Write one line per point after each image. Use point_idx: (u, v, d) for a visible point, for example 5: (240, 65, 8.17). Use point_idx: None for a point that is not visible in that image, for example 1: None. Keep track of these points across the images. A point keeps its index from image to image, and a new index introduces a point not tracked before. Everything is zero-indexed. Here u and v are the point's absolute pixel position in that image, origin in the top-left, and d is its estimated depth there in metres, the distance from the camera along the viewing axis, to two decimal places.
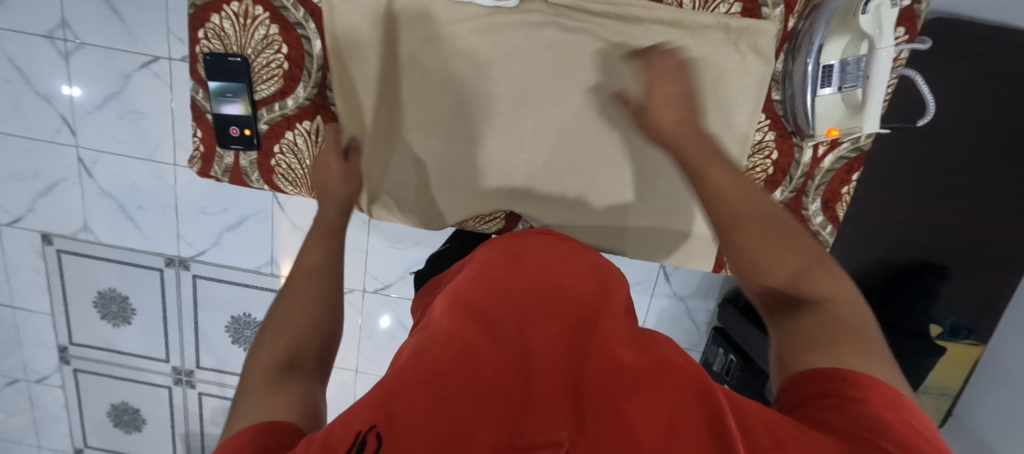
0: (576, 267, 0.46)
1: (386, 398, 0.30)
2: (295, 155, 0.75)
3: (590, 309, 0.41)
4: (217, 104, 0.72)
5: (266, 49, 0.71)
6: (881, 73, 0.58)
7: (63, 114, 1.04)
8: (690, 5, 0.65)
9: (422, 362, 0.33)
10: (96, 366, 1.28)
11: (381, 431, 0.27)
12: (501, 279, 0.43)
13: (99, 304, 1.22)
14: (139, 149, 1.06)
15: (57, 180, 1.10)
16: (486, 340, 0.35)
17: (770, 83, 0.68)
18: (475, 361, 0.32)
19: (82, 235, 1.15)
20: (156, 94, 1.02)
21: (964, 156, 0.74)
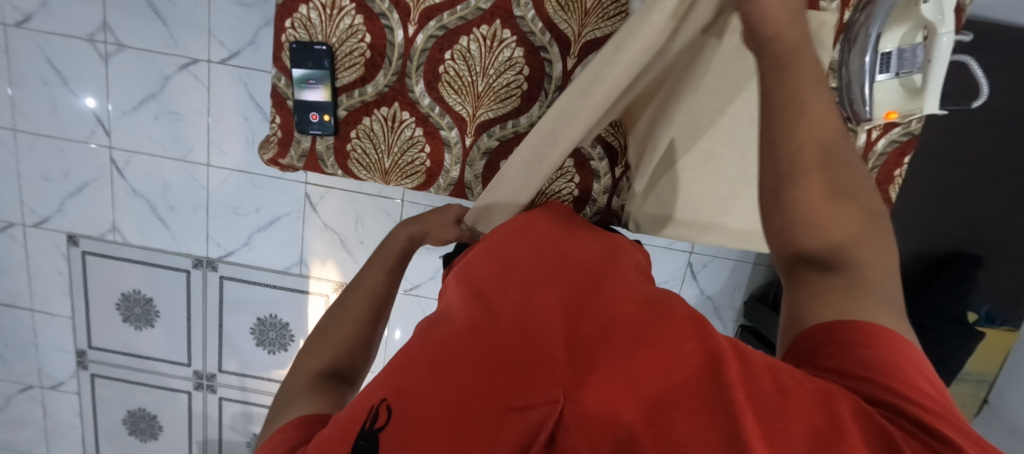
0: (578, 254, 0.49)
1: (400, 378, 0.36)
2: (374, 142, 0.73)
3: (592, 282, 0.43)
4: (299, 90, 0.68)
5: (350, 38, 0.68)
6: (942, 56, 0.60)
7: (99, 115, 1.05)
8: None
9: (430, 344, 0.38)
10: (114, 371, 1.25)
11: (393, 405, 0.34)
12: (502, 270, 0.47)
13: (122, 306, 1.20)
14: (175, 149, 1.07)
15: (87, 181, 1.10)
16: (486, 319, 0.39)
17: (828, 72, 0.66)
18: (478, 337, 0.37)
19: (109, 236, 1.14)
20: (195, 95, 1.04)
21: (992, 150, 0.78)
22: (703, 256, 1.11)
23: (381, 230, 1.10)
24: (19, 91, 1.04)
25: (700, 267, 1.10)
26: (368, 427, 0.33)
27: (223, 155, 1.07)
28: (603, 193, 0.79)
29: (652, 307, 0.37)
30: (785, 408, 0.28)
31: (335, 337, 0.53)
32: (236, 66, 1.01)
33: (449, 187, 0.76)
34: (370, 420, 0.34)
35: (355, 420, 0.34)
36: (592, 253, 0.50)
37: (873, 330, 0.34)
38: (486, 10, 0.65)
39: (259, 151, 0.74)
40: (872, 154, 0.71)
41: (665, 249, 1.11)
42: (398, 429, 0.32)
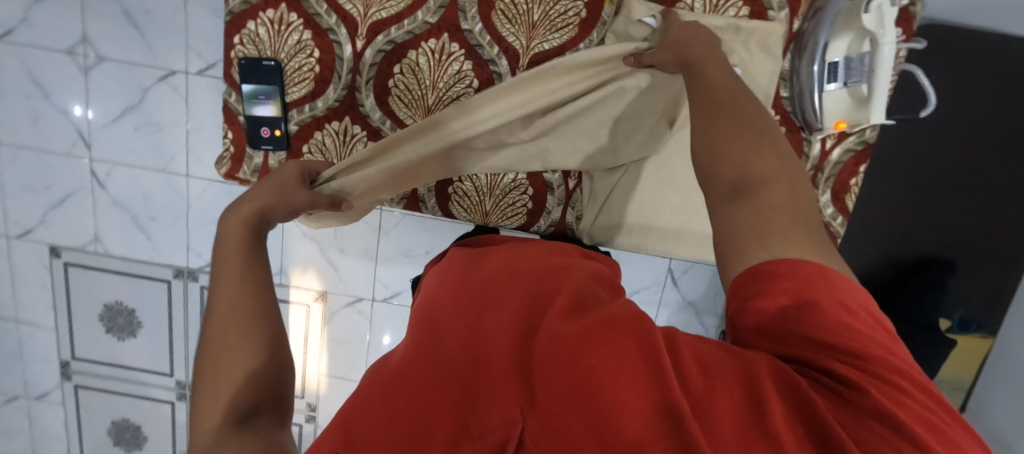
0: (532, 252, 0.43)
1: (353, 430, 0.33)
2: (325, 157, 0.73)
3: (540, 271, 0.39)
4: (249, 105, 0.70)
5: (299, 54, 0.68)
6: (884, 67, 0.57)
7: (79, 128, 1.06)
8: (701, 8, 0.64)
9: (384, 381, 0.36)
10: (99, 381, 1.26)
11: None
12: (459, 283, 0.42)
13: (105, 317, 1.21)
14: (154, 160, 1.08)
15: (70, 192, 1.11)
16: (433, 339, 0.36)
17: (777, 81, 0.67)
18: (429, 366, 0.34)
19: (92, 248, 1.15)
20: (173, 107, 1.04)
21: (963, 156, 0.77)
22: (683, 262, 1.10)
23: (360, 239, 1.10)
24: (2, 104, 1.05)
25: (681, 273, 1.09)
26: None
27: (202, 166, 1.08)
28: (557, 205, 0.79)
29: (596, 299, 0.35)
30: (713, 388, 0.26)
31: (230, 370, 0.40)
32: (213, 77, 1.01)
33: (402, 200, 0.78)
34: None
35: None
36: (542, 246, 0.47)
37: (805, 274, 0.31)
38: (433, 23, 0.66)
39: (215, 167, 0.74)
40: (828, 164, 0.70)
41: (645, 255, 1.10)
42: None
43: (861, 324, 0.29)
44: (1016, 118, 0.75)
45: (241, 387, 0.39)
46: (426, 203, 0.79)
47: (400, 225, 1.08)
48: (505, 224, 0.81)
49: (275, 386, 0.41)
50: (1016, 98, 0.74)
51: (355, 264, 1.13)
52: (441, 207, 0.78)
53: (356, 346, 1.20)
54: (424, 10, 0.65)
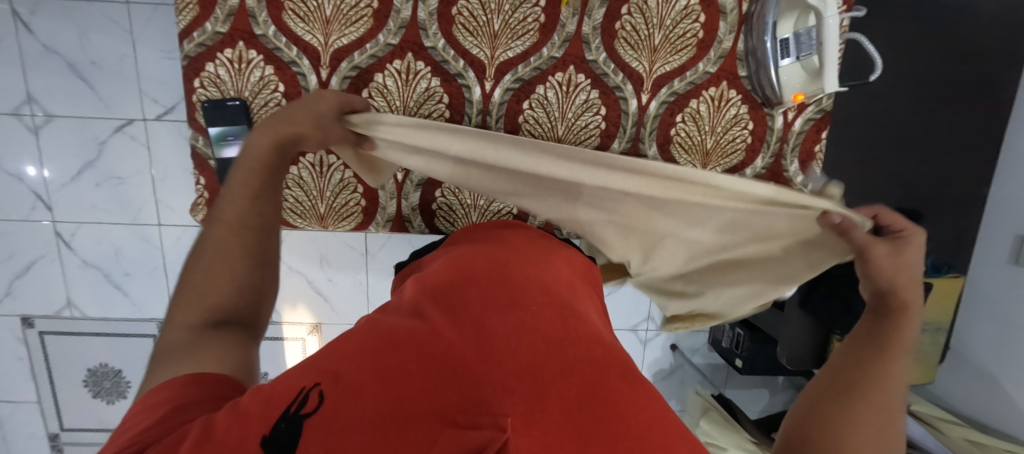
0: (536, 269, 0.51)
1: (340, 364, 0.33)
2: (304, 189, 0.72)
3: (559, 313, 0.42)
4: (218, 147, 0.68)
5: (264, 90, 0.67)
6: (831, 39, 0.59)
7: (38, 191, 1.02)
8: (654, 0, 0.65)
9: (383, 333, 0.36)
10: (91, 450, 1.20)
11: (325, 389, 0.30)
12: (460, 276, 0.47)
13: (90, 382, 1.16)
14: (121, 214, 1.04)
15: (33, 259, 1.06)
16: (447, 328, 0.38)
17: (733, 60, 0.69)
18: (435, 342, 0.35)
19: (66, 313, 1.10)
20: (134, 157, 1.01)
21: (915, 110, 0.81)
22: None
23: (347, 265, 1.09)
24: None
25: None
26: (288, 410, 0.29)
27: (174, 212, 1.05)
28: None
29: (608, 365, 0.36)
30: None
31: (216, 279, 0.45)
32: (174, 121, 0.99)
33: (387, 223, 0.76)
34: (296, 403, 0.29)
35: (280, 399, 0.29)
36: (556, 282, 0.50)
37: None
38: (395, 44, 0.66)
39: (191, 214, 0.73)
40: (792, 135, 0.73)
41: None
42: (321, 419, 0.28)
43: None
44: (954, 69, 0.80)
45: (216, 306, 0.44)
46: (412, 224, 0.77)
47: (387, 246, 1.08)
48: None
49: (249, 314, 0.46)
50: (952, 49, 0.79)
51: (346, 290, 1.11)
52: (428, 225, 0.77)
53: None
54: (384, 32, 0.65)
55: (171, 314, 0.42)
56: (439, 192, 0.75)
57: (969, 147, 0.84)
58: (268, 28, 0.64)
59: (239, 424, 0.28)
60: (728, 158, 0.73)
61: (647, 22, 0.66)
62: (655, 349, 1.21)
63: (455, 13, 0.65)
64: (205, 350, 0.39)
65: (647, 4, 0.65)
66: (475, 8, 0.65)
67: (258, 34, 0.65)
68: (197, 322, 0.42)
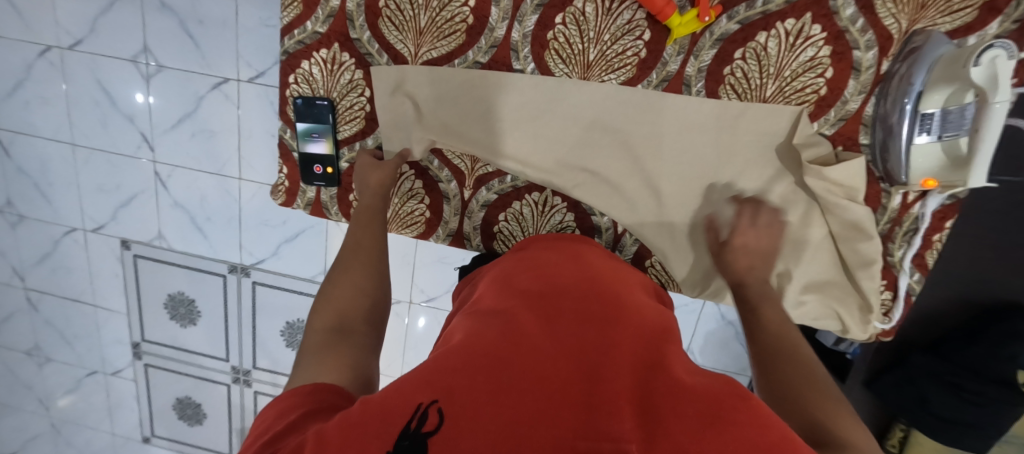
0: (612, 289, 0.53)
1: (452, 381, 0.36)
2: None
3: (647, 345, 0.44)
4: (304, 142, 0.73)
5: (351, 93, 0.71)
6: (995, 127, 0.49)
7: (144, 132, 1.13)
8: (775, 48, 0.57)
9: (484, 351, 0.40)
10: (163, 362, 1.37)
11: (443, 406, 0.34)
12: (545, 293, 0.51)
13: (169, 305, 1.31)
14: (210, 164, 1.13)
15: (135, 193, 1.19)
16: (546, 348, 0.41)
17: (855, 125, 0.59)
18: (536, 364, 0.38)
19: (156, 242, 1.24)
20: (226, 114, 1.08)
21: None
22: None
23: (398, 243, 1.12)
24: (76, 109, 1.13)
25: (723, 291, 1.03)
26: (409, 427, 0.32)
27: (253, 171, 1.12)
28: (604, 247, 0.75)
29: (701, 383, 0.39)
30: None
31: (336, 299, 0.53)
32: (263, 86, 1.04)
33: (447, 236, 0.78)
34: (418, 419, 0.33)
35: (403, 414, 0.33)
36: (629, 300, 0.52)
37: None
38: (483, 63, 0.66)
39: (271, 198, 0.79)
40: (908, 217, 0.60)
41: None
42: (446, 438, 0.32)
43: None
44: None
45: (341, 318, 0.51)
46: (470, 242, 0.78)
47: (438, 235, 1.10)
48: None
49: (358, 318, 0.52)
50: None
51: (394, 268, 1.15)
52: (484, 245, 0.78)
53: (393, 344, 1.24)
54: (475, 49, 0.66)
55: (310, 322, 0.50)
56: (502, 216, 0.75)
57: None
58: (363, 32, 0.68)
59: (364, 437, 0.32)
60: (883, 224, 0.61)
61: (761, 71, 0.59)
62: None
63: (551, 37, 0.63)
64: (331, 356, 0.45)
65: (764, 50, 0.58)
66: (572, 34, 0.62)
67: (354, 38, 0.68)
68: (326, 329, 0.49)
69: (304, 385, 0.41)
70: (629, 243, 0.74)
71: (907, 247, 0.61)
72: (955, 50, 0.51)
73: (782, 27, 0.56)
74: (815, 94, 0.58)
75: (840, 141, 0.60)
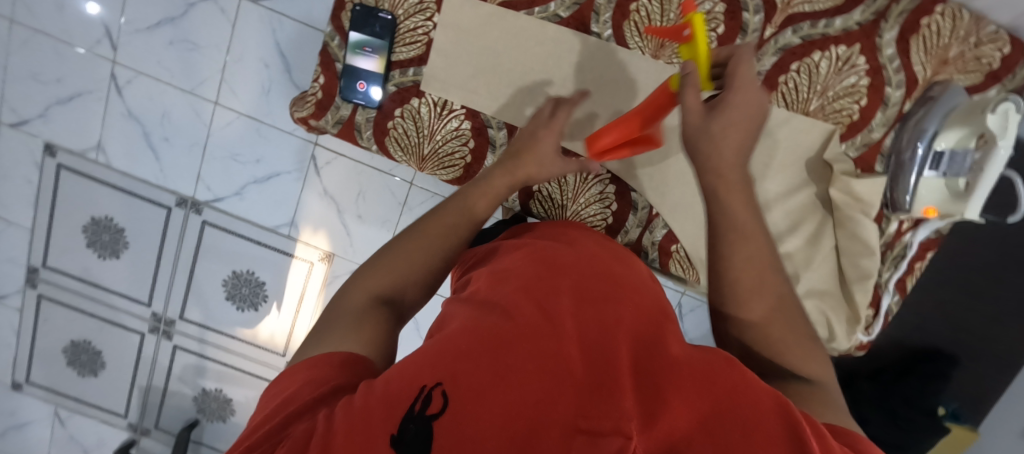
0: (620, 260, 0.48)
1: (454, 357, 0.29)
2: (417, 125, 0.60)
3: (658, 325, 0.37)
4: (356, 55, 0.58)
5: (417, 13, 0.59)
6: (994, 171, 0.46)
7: (109, 27, 0.99)
8: (823, 65, 0.51)
9: (483, 327, 0.33)
10: (63, 295, 1.17)
11: (449, 390, 0.27)
12: (545, 259, 0.44)
13: (89, 231, 1.12)
14: (184, 80, 1.02)
15: (79, 92, 1.03)
16: (551, 320, 0.34)
17: (873, 154, 0.53)
18: (540, 341, 0.31)
19: (91, 155, 1.07)
20: (217, 29, 0.99)
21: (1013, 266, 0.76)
22: (695, 300, 1.08)
23: (383, 207, 1.07)
24: None
25: (691, 310, 1.08)
26: (413, 410, 0.26)
27: (233, 97, 1.02)
28: (636, 226, 0.68)
29: (723, 357, 0.30)
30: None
31: (414, 249, 0.47)
32: (267, 9, 0.96)
33: (481, 189, 0.64)
34: (420, 402, 0.27)
35: (399, 398, 0.27)
36: (636, 275, 0.46)
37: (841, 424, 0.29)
38: (563, 17, 0.58)
39: (296, 108, 0.63)
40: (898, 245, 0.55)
41: None
42: (448, 422, 0.25)
43: None
44: None
45: (394, 280, 0.44)
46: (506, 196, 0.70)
47: (427, 204, 1.06)
48: None
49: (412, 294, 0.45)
50: None
51: (372, 231, 1.09)
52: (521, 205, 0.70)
53: None
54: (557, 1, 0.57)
55: (363, 279, 0.44)
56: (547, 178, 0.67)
57: None
58: None
59: (363, 425, 0.26)
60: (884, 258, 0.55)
61: (808, 87, 0.51)
62: None
63: (633, 8, 0.56)
64: (354, 330, 0.37)
65: (809, 62, 0.51)
66: (655, 10, 0.56)
67: None
68: (375, 292, 0.43)
69: (318, 358, 0.34)
70: (660, 228, 0.68)
71: (894, 272, 0.55)
72: (965, 100, 0.49)
73: (837, 50, 0.50)
74: (848, 119, 0.51)
75: (861, 167, 0.53)
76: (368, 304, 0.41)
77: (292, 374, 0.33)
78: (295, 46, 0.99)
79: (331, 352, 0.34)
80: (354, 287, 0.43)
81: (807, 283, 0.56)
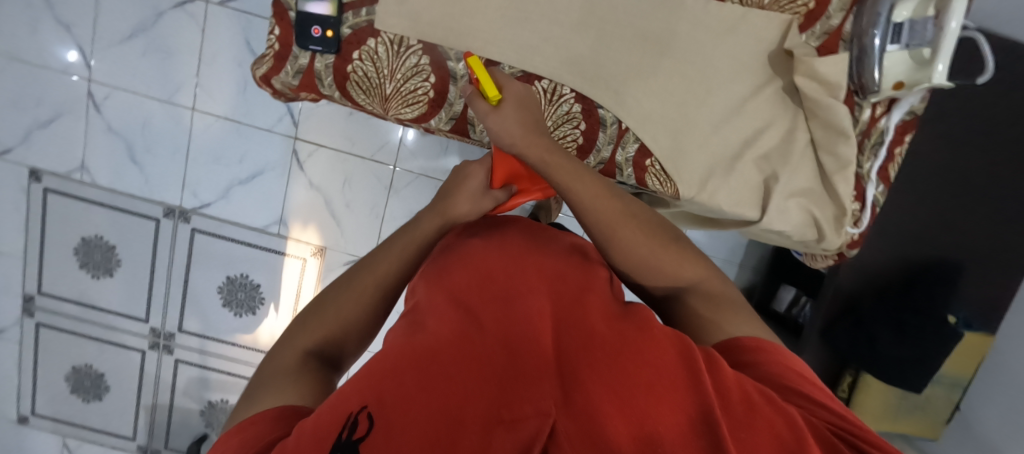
0: (546, 232, 0.47)
1: (377, 376, 0.28)
2: (376, 67, 0.52)
3: (577, 295, 0.37)
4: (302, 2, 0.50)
5: None
6: (952, 32, 0.45)
7: (81, 45, 1.00)
8: None
9: (410, 342, 0.31)
10: (61, 321, 1.16)
11: (375, 412, 0.25)
12: (468, 254, 0.42)
13: (81, 252, 1.12)
14: (160, 90, 1.03)
15: (59, 113, 1.04)
16: (475, 322, 0.33)
17: (835, 40, 0.52)
18: (466, 345, 0.30)
19: (76, 175, 1.08)
20: (187, 34, 1.00)
21: (1005, 161, 0.74)
22: None
23: (368, 194, 1.08)
24: None
25: None
26: (341, 437, 0.24)
27: (210, 101, 1.04)
28: (607, 145, 0.55)
29: (633, 322, 0.33)
30: (751, 417, 0.25)
31: (351, 290, 0.44)
32: (234, 9, 0.98)
33: (451, 122, 0.56)
34: (347, 428, 0.24)
35: (325, 427, 0.24)
36: (563, 243, 0.45)
37: (754, 345, 0.34)
38: None
39: (253, 65, 0.54)
40: (874, 132, 0.54)
41: None
42: (382, 438, 0.24)
43: (809, 388, 0.30)
44: None
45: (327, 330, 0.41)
46: (475, 129, 0.57)
47: (412, 185, 1.07)
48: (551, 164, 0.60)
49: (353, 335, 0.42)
50: None
51: (361, 219, 1.09)
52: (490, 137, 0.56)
53: None
54: None
55: (292, 337, 0.41)
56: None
57: None
58: None
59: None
60: (863, 148, 0.54)
61: None
62: None
63: None
64: (286, 388, 0.34)
65: None
66: None
67: None
68: (309, 346, 0.40)
69: (241, 428, 0.30)
70: (633, 142, 0.55)
71: (875, 159, 0.53)
72: None
73: None
74: (804, 7, 0.50)
75: (824, 55, 0.52)
76: (300, 359, 0.38)
77: (220, 445, 0.30)
78: (266, 44, 1.01)
79: (259, 415, 0.31)
80: (283, 345, 0.40)
81: (790, 183, 0.55)
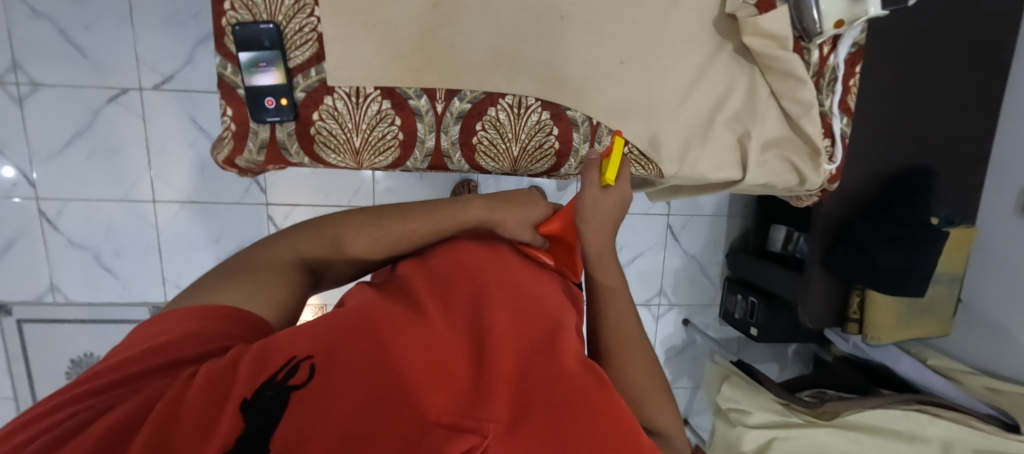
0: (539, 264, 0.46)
1: (337, 341, 0.29)
2: (341, 124, 0.52)
3: (551, 324, 0.37)
4: (248, 76, 0.48)
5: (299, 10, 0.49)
6: None
7: (20, 165, 0.96)
8: None
9: (376, 323, 0.32)
10: None
11: (317, 366, 0.27)
12: (453, 265, 0.42)
13: (73, 374, 1.07)
14: (115, 189, 0.99)
15: (13, 239, 0.99)
16: (441, 330, 0.34)
17: None
18: (424, 348, 0.31)
19: (48, 298, 1.03)
20: (128, 127, 0.96)
21: (945, 63, 0.78)
22: (681, 217, 1.12)
23: None
24: None
25: (680, 226, 1.11)
26: (275, 379, 0.26)
27: (170, 188, 1.00)
28: (583, 143, 0.56)
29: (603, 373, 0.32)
30: None
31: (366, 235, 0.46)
32: (172, 91, 0.96)
33: (427, 159, 0.56)
34: (284, 372, 0.26)
35: (265, 370, 0.26)
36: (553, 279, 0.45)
37: None
38: None
39: (214, 152, 0.53)
40: (827, 70, 0.56)
41: (644, 215, 1.10)
42: (311, 395, 0.25)
43: None
44: (985, 20, 0.77)
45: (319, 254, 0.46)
46: (453, 160, 0.57)
47: None
48: (534, 171, 0.61)
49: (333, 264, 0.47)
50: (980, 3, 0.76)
51: None
52: (467, 164, 0.56)
53: None
54: None
55: (296, 240, 0.46)
56: (479, 125, 0.54)
57: (992, 102, 0.81)
58: None
59: (225, 383, 0.26)
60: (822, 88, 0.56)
61: None
62: (669, 326, 1.21)
63: None
64: (258, 288, 0.39)
65: None
66: None
67: None
68: (298, 256, 0.45)
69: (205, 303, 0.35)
70: (607, 134, 0.56)
71: (834, 95, 0.56)
72: None
73: None
74: None
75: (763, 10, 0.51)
76: (286, 268, 0.43)
77: (183, 311, 0.35)
78: (212, 117, 0.98)
79: (229, 307, 0.36)
80: (279, 240, 0.46)
81: (763, 134, 0.56)
